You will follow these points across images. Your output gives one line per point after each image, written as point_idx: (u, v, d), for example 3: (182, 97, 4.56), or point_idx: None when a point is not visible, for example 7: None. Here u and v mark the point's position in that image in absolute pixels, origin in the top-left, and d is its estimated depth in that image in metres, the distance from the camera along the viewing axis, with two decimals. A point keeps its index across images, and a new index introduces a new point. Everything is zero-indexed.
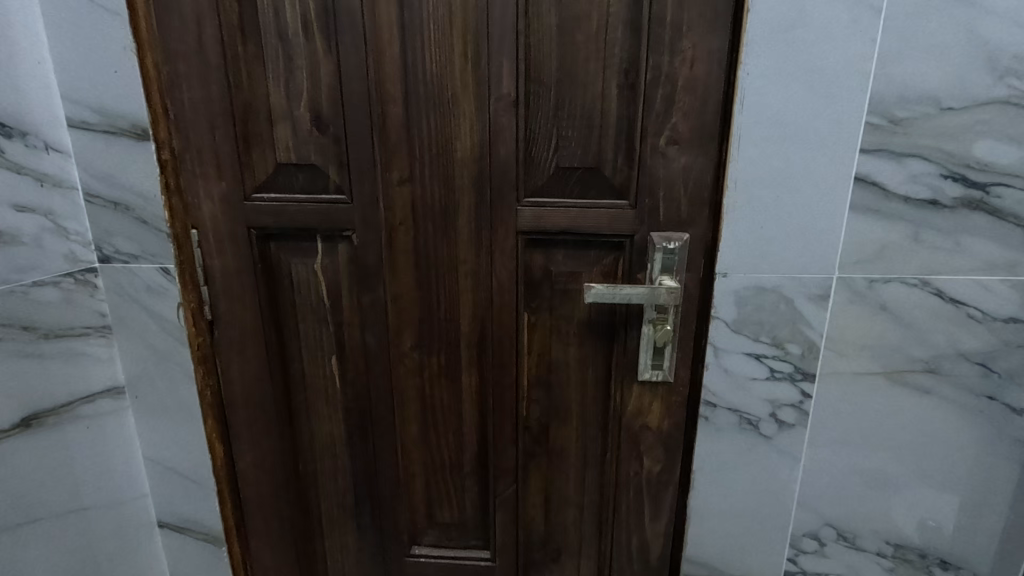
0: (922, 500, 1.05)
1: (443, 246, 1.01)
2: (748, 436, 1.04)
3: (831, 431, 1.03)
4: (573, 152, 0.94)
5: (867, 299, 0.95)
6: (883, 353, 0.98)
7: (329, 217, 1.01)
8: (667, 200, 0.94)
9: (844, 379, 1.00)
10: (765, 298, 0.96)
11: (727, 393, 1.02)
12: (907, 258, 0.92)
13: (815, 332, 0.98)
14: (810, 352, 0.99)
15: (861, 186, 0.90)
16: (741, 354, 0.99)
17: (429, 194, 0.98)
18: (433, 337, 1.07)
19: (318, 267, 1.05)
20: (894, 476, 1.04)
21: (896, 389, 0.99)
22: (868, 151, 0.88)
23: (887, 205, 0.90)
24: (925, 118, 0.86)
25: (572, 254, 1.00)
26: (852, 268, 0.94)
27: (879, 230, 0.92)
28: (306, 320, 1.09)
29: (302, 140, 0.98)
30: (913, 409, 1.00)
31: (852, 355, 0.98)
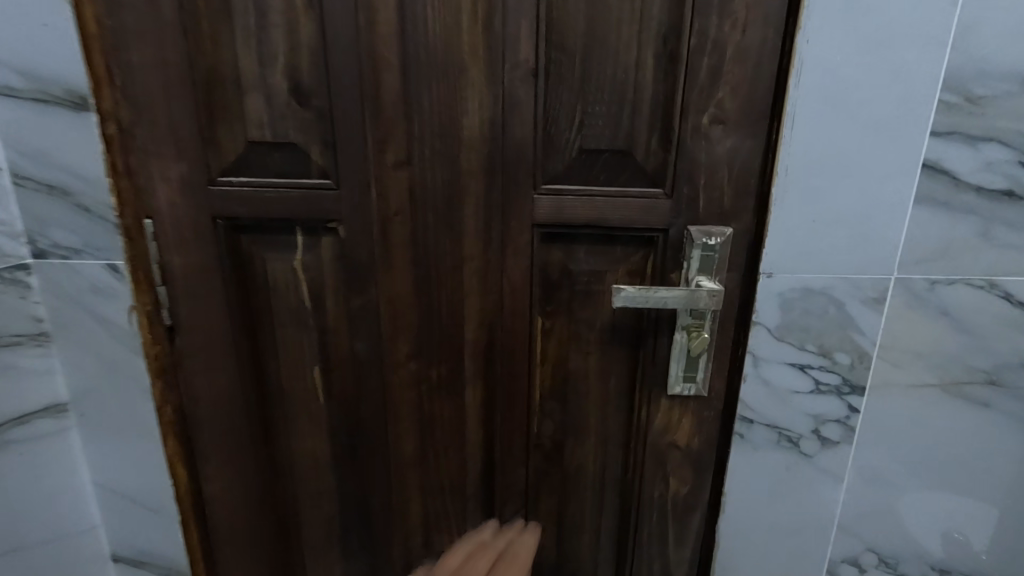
0: (974, 522, 0.95)
1: (446, 240, 0.87)
2: (787, 455, 0.93)
3: (878, 448, 0.93)
4: (602, 133, 0.81)
5: (927, 303, 0.84)
6: (940, 363, 0.87)
7: (312, 206, 0.86)
8: (708, 189, 0.82)
9: (895, 391, 0.89)
10: (814, 302, 0.85)
11: (765, 407, 0.91)
12: (973, 257, 0.82)
13: (866, 340, 0.87)
14: (860, 362, 0.88)
15: (928, 176, 0.79)
16: (783, 364, 0.88)
17: (431, 180, 0.84)
18: (433, 345, 0.93)
19: (298, 264, 0.90)
20: (944, 495, 0.94)
21: (952, 401, 0.89)
22: (938, 136, 0.77)
23: (955, 197, 0.79)
24: (1006, 97, 0.75)
25: (595, 251, 0.87)
26: (913, 267, 0.83)
27: (945, 224, 0.81)
28: (285, 325, 0.94)
29: (279, 114, 0.82)
30: (968, 424, 0.90)
31: (905, 364, 0.88)
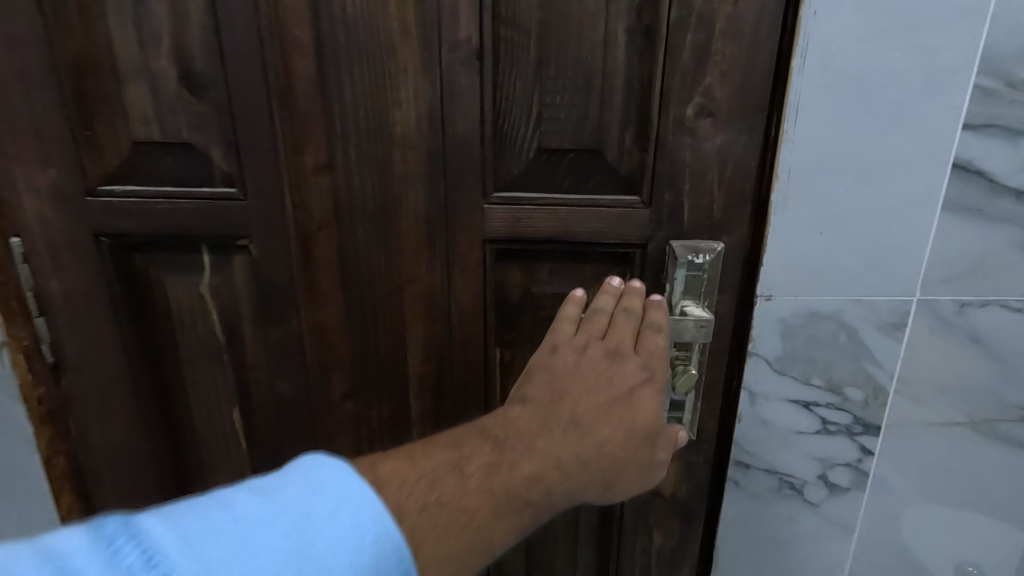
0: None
1: (381, 259, 0.72)
2: (789, 504, 0.80)
3: (894, 495, 0.79)
4: (564, 128, 0.66)
5: (954, 328, 0.71)
6: (968, 397, 0.74)
7: (216, 220, 0.71)
8: (694, 196, 0.67)
9: (914, 431, 0.76)
10: (821, 329, 0.71)
11: (764, 450, 0.77)
12: (1010, 274, 0.68)
13: (882, 372, 0.73)
14: (875, 398, 0.74)
15: (960, 179, 0.65)
16: (784, 401, 0.75)
17: (360, 187, 0.69)
18: (372, 382, 0.78)
19: (206, 288, 0.75)
20: (969, 547, 0.81)
21: (981, 441, 0.76)
22: (972, 130, 0.63)
23: (991, 205, 0.65)
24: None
25: (561, 270, 0.73)
26: (938, 288, 0.69)
27: (977, 237, 0.67)
28: (194, 360, 0.79)
29: (167, 107, 0.67)
30: (999, 466, 0.77)
31: (927, 400, 0.74)
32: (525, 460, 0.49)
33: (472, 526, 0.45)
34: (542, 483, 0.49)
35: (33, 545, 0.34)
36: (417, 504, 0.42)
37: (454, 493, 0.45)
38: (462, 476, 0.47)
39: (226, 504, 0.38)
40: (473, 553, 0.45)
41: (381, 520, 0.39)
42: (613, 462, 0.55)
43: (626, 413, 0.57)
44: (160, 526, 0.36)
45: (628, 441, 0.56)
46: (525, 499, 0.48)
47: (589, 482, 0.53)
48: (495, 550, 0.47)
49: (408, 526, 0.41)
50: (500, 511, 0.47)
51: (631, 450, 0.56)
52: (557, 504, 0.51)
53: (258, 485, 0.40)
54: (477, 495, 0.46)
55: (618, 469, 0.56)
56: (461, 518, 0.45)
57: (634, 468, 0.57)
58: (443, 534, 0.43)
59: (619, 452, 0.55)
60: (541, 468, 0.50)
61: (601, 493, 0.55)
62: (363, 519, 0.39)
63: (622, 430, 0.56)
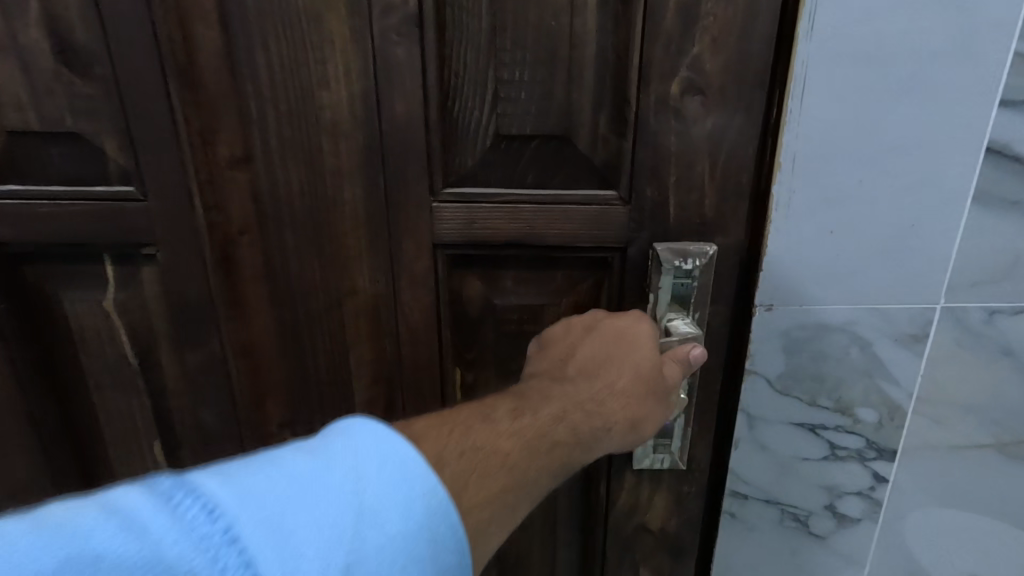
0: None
1: (314, 268, 0.61)
2: (793, 537, 0.69)
3: (914, 532, 0.69)
4: (525, 111, 0.55)
5: (983, 341, 0.61)
6: (998, 418, 0.64)
7: (115, 225, 0.59)
8: (681, 190, 0.56)
9: (936, 458, 0.66)
10: (830, 342, 0.60)
11: (764, 479, 0.67)
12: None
13: (899, 391, 0.63)
14: (890, 418, 0.64)
15: (996, 167, 0.53)
16: (786, 425, 0.64)
17: (283, 182, 0.58)
18: (311, 409, 0.67)
19: (111, 304, 0.64)
20: None
21: (1014, 469, 0.65)
22: (1015, 108, 0.51)
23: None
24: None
25: (528, 278, 0.62)
26: (965, 294, 0.59)
27: (1015, 235, 0.56)
28: (105, 388, 0.67)
29: (43, 89, 0.55)
30: None
31: (951, 422, 0.64)
32: (543, 406, 0.49)
33: (507, 466, 0.43)
34: (565, 424, 0.49)
35: (99, 497, 0.31)
36: (455, 452, 0.41)
37: (486, 438, 0.44)
38: (491, 421, 0.46)
39: (275, 459, 0.35)
40: (511, 492, 0.43)
41: (432, 476, 0.36)
42: (638, 405, 0.53)
43: (625, 354, 0.53)
44: (216, 480, 0.32)
45: (651, 386, 0.53)
46: (552, 438, 0.48)
47: (616, 426, 0.51)
48: (532, 493, 0.45)
49: (449, 474, 0.39)
50: (532, 452, 0.46)
51: (656, 394, 0.53)
52: (587, 444, 0.50)
53: (305, 441, 0.37)
54: (509, 438, 0.45)
55: (644, 413, 0.53)
56: (496, 459, 0.43)
57: (660, 411, 0.54)
58: (481, 477, 0.41)
59: (642, 396, 0.53)
60: (562, 409, 0.50)
61: (627, 437, 0.53)
62: (411, 477, 0.36)
63: (646, 375, 0.53)
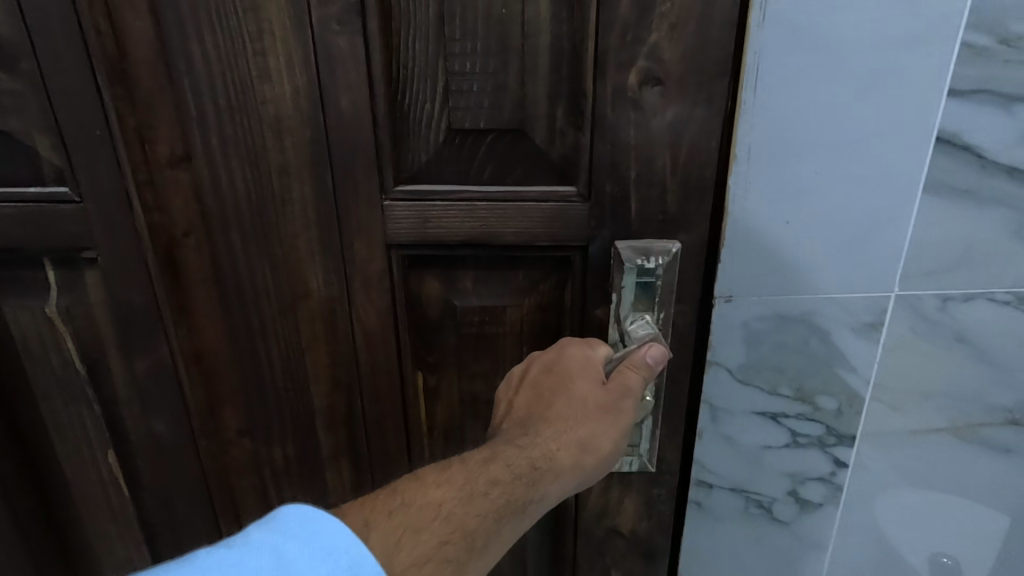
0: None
1: (263, 270, 0.58)
2: (756, 525, 0.68)
3: (883, 520, 0.67)
4: (477, 105, 0.52)
5: (938, 330, 0.59)
6: (951, 404, 0.61)
7: (52, 228, 0.56)
8: (642, 185, 0.54)
9: (891, 445, 0.63)
10: (789, 333, 0.59)
11: (724, 466, 0.65)
12: (1001, 263, 0.56)
13: (859, 380, 0.60)
14: (850, 406, 0.62)
15: (945, 155, 0.52)
16: (747, 414, 0.62)
17: (225, 181, 0.55)
18: (268, 415, 0.65)
19: (53, 311, 0.61)
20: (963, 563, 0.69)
21: (966, 452, 0.63)
22: (958, 98, 0.50)
23: (981, 184, 0.53)
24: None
25: (488, 279, 0.60)
26: (919, 282, 0.57)
27: (967, 223, 0.54)
28: (53, 397, 0.65)
29: None
30: (991, 478, 0.64)
31: (910, 412, 0.62)
32: (475, 453, 0.49)
33: (442, 515, 0.44)
34: (499, 462, 0.48)
35: None
36: (382, 514, 0.43)
37: (413, 491, 0.45)
38: (419, 477, 0.47)
39: (188, 560, 0.37)
40: (453, 544, 0.43)
41: (354, 549, 0.38)
42: (582, 427, 0.50)
43: (557, 384, 0.53)
44: None
45: (593, 405, 0.51)
46: (487, 478, 0.47)
47: (560, 453, 0.49)
48: (482, 543, 0.44)
49: (377, 536, 0.41)
50: (467, 497, 0.45)
51: (601, 413, 0.51)
52: (531, 480, 0.48)
53: (222, 539, 0.39)
54: (441, 488, 0.45)
55: (591, 434, 0.50)
56: (430, 510, 0.44)
57: (613, 429, 0.51)
58: (414, 532, 0.42)
59: (584, 417, 0.51)
60: (493, 451, 0.49)
61: (581, 464, 0.50)
62: (336, 548, 0.38)
63: (585, 396, 0.51)
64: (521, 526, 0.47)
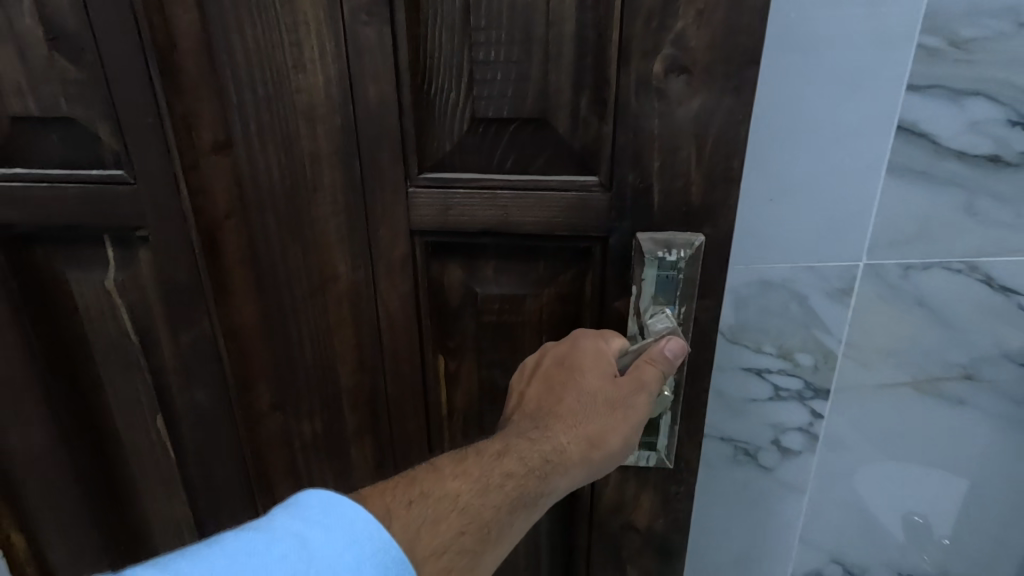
0: (970, 557, 0.73)
1: (296, 252, 0.62)
2: (743, 472, 0.71)
3: (852, 477, 0.70)
4: (500, 94, 0.53)
5: (899, 295, 0.62)
6: (912, 360, 0.64)
7: (108, 208, 0.61)
8: (665, 176, 0.52)
9: (857, 398, 0.67)
10: (771, 299, 0.63)
11: (710, 417, 0.69)
12: (956, 233, 0.59)
13: (833, 339, 0.64)
14: (826, 362, 0.65)
15: (905, 142, 0.57)
16: (734, 369, 0.66)
17: (263, 166, 0.58)
18: (299, 391, 0.69)
19: (110, 284, 0.66)
20: (923, 503, 0.71)
21: (925, 404, 0.66)
22: (914, 92, 0.55)
23: (939, 167, 0.57)
24: (1010, 36, 0.53)
25: (509, 268, 0.61)
26: (885, 253, 0.60)
27: (922, 200, 0.58)
28: (110, 363, 0.71)
29: (39, 76, 0.57)
30: (949, 428, 0.67)
31: (877, 371, 0.65)
32: (488, 444, 0.49)
33: (459, 507, 0.44)
34: (512, 455, 0.48)
35: None
36: (401, 505, 0.43)
37: (430, 483, 0.45)
38: (435, 468, 0.47)
39: (219, 543, 0.38)
40: (470, 534, 0.44)
41: (378, 535, 0.39)
42: (591, 422, 0.50)
43: (569, 376, 0.53)
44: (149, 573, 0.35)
45: (604, 400, 0.51)
46: (500, 471, 0.47)
47: (570, 447, 0.49)
48: (496, 533, 0.45)
49: (399, 525, 0.42)
50: (482, 488, 0.46)
51: (610, 408, 0.51)
52: (543, 473, 0.48)
53: (248, 522, 0.40)
54: (457, 479, 0.46)
55: (601, 428, 0.50)
56: (447, 501, 0.44)
57: (624, 424, 0.51)
58: (433, 523, 0.43)
59: (594, 411, 0.51)
60: (506, 443, 0.49)
61: (591, 459, 0.50)
62: (361, 535, 0.39)
63: (596, 390, 0.51)
64: (533, 516, 0.48)
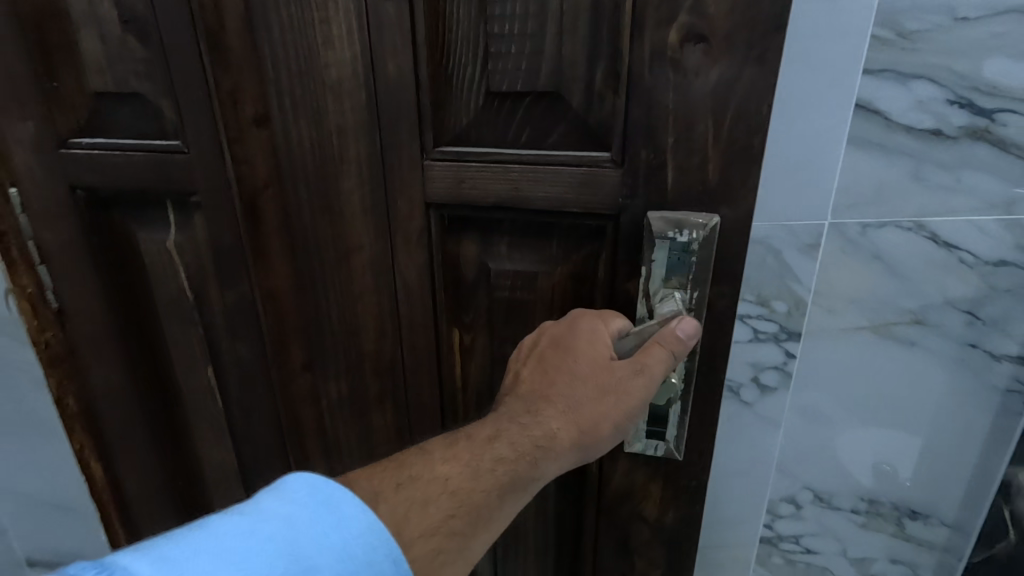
0: (939, 501, 0.64)
1: (324, 220, 0.65)
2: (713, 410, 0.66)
3: (807, 418, 0.64)
4: (515, 67, 0.53)
5: (854, 249, 0.57)
6: (868, 304, 0.58)
7: (166, 175, 0.68)
8: (680, 153, 0.50)
9: (811, 343, 0.61)
10: None
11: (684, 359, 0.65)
12: (899, 195, 0.54)
13: (804, 286, 0.59)
14: (800, 309, 0.59)
15: (862, 119, 0.53)
16: None
17: (296, 136, 0.62)
18: (327, 352, 0.73)
19: (172, 244, 0.74)
20: (875, 446, 0.64)
21: (879, 348, 0.60)
22: (867, 74, 0.51)
23: (890, 141, 0.53)
24: (946, 29, 0.49)
25: (521, 244, 0.61)
26: (843, 211, 0.56)
27: (874, 165, 0.54)
28: (171, 316, 0.79)
29: (115, 56, 0.64)
30: (899, 372, 0.60)
31: (836, 315, 0.59)
32: (478, 429, 0.48)
33: (448, 492, 0.43)
34: (503, 440, 0.47)
35: None
36: (390, 487, 0.43)
37: (420, 468, 0.44)
38: (425, 452, 0.46)
39: (206, 526, 0.37)
40: (459, 518, 0.43)
41: (365, 513, 0.39)
42: (583, 409, 0.49)
43: (562, 359, 0.52)
44: (132, 557, 0.34)
45: (596, 384, 0.50)
46: (492, 456, 0.46)
47: (560, 433, 0.48)
48: (485, 519, 0.44)
49: (387, 507, 0.41)
50: (471, 473, 0.45)
51: (601, 393, 0.50)
52: (534, 459, 0.47)
53: (235, 505, 0.39)
54: (447, 464, 0.45)
55: (591, 414, 0.49)
56: (436, 485, 0.44)
57: (617, 411, 0.50)
58: (421, 506, 0.42)
59: (585, 396, 0.50)
60: (496, 428, 0.48)
61: (581, 445, 0.49)
62: (347, 515, 0.38)
63: (588, 374, 0.50)
64: (522, 501, 0.47)
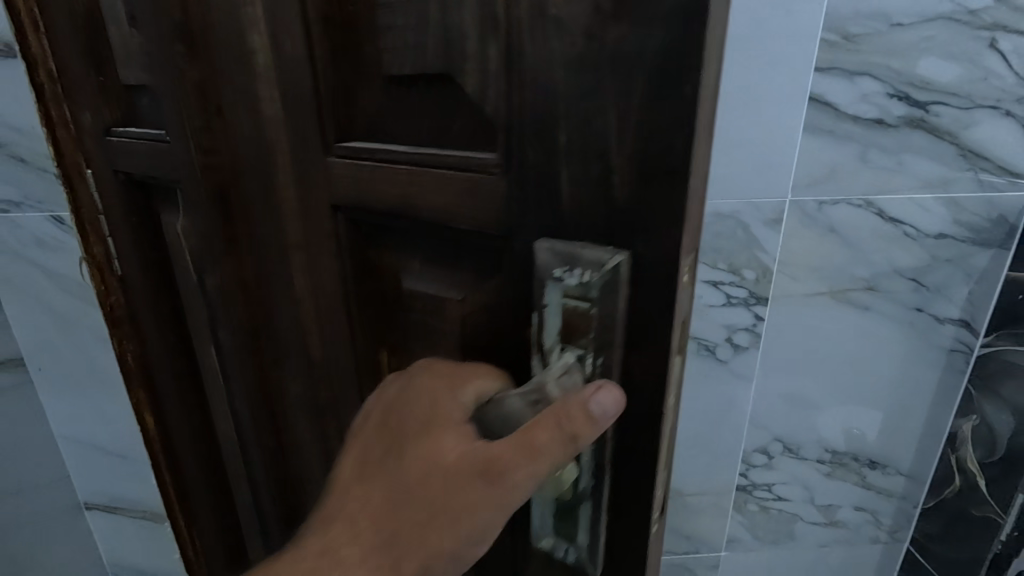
0: (894, 455, 0.96)
1: (267, 215, 0.61)
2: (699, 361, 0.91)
3: (788, 375, 0.92)
4: (404, 42, 0.42)
5: (814, 221, 0.83)
6: (832, 275, 0.85)
7: (164, 162, 0.71)
8: (576, 156, 0.35)
9: (792, 304, 0.87)
10: (722, 227, 0.83)
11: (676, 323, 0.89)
12: (854, 175, 0.80)
13: (768, 257, 0.84)
14: (765, 278, 0.85)
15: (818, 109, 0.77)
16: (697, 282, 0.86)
17: (241, 124, 0.59)
18: (287, 350, 0.71)
19: (182, 227, 0.79)
20: (828, 400, 0.93)
21: (841, 310, 0.87)
22: (823, 76, 0.76)
23: (840, 128, 0.78)
24: (883, 33, 0.74)
25: (432, 262, 0.50)
26: (805, 192, 0.81)
27: (831, 154, 0.79)
28: (190, 293, 0.85)
29: (132, 52, 0.70)
30: (856, 333, 0.89)
31: (800, 282, 0.86)
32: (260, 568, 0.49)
33: None
34: None
35: None
36: None
37: None
38: None
39: None
40: None
41: None
42: (404, 522, 0.44)
43: (393, 452, 0.47)
44: None
45: (425, 485, 0.43)
46: None
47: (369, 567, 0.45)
48: None
49: None
50: None
51: (429, 497, 0.43)
52: None
53: None
54: None
55: (420, 523, 0.43)
56: None
57: (453, 526, 0.42)
58: None
59: (411, 501, 0.44)
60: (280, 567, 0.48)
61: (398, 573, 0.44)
62: None
63: (413, 474, 0.44)
64: None
